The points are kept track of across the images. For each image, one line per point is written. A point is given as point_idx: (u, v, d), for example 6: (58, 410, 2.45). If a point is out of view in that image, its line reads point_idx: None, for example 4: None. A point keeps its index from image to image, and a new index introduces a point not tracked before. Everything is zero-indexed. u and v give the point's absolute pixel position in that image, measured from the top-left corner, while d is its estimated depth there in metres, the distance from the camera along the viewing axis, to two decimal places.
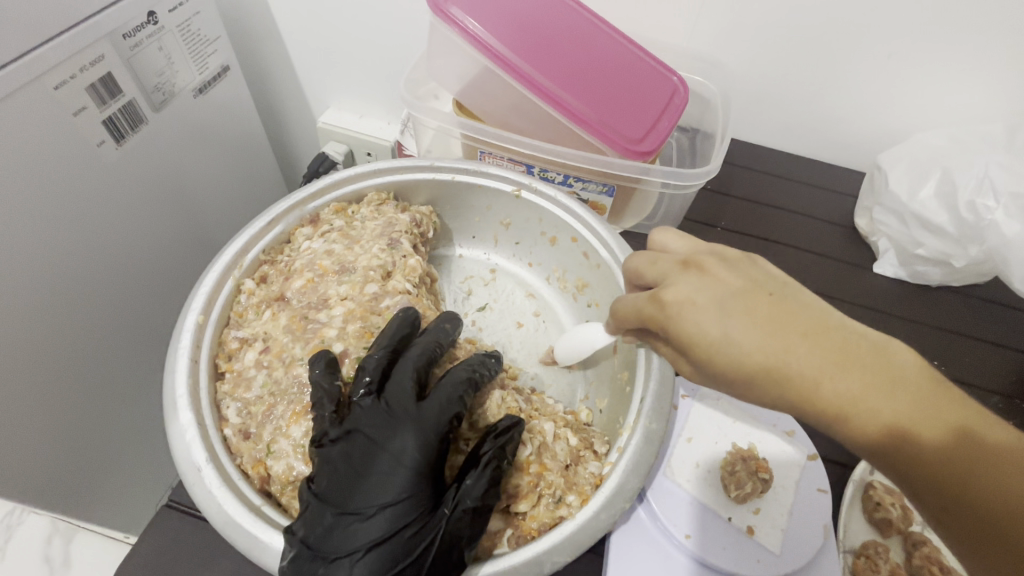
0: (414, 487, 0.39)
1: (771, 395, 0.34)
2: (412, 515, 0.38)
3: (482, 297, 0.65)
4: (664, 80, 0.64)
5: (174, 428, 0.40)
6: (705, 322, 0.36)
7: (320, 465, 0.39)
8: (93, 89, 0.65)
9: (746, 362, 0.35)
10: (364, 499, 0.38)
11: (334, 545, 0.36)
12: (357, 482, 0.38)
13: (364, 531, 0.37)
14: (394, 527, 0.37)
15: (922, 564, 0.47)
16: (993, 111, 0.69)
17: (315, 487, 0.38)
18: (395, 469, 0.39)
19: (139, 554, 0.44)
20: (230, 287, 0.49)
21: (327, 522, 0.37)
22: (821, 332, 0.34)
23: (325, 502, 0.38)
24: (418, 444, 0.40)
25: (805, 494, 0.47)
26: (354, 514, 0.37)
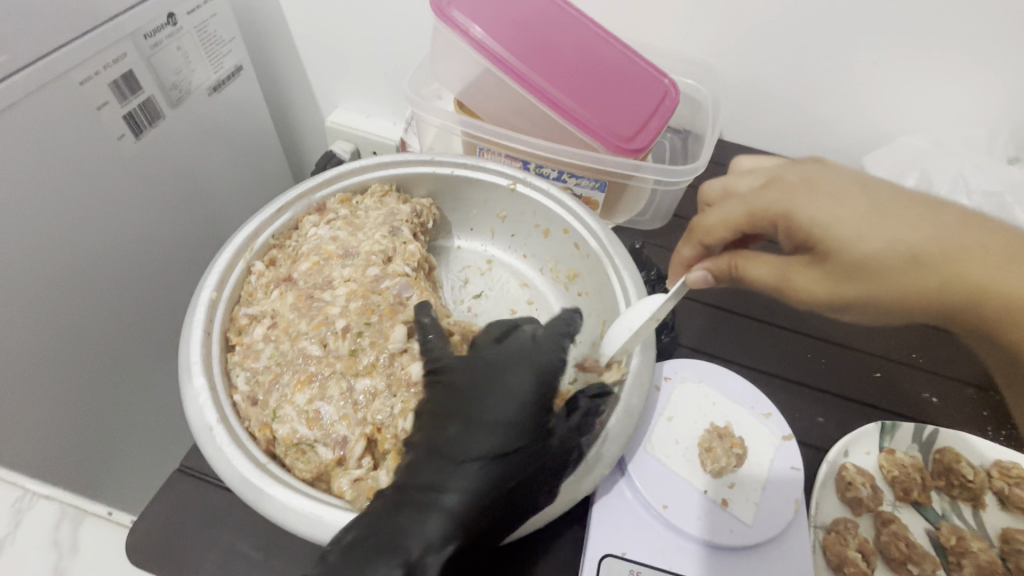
0: (526, 411, 0.43)
1: (919, 279, 0.38)
2: (525, 436, 0.43)
3: (478, 285, 0.68)
4: (656, 82, 0.67)
5: (188, 392, 0.43)
6: (849, 213, 0.40)
7: (444, 385, 0.45)
8: (115, 85, 0.69)
9: (896, 246, 0.38)
10: (485, 415, 0.43)
11: (462, 451, 0.41)
12: (480, 399, 0.43)
13: (484, 442, 0.42)
14: (508, 443, 0.42)
15: (889, 541, 0.50)
16: (970, 115, 0.72)
17: (437, 405, 0.44)
18: (514, 394, 0.44)
19: (152, 512, 0.47)
20: (241, 268, 0.52)
21: (452, 433, 0.42)
22: (951, 219, 0.38)
23: (447, 415, 0.43)
24: (537, 377, 0.45)
25: (778, 471, 0.50)
26: (479, 425, 0.42)
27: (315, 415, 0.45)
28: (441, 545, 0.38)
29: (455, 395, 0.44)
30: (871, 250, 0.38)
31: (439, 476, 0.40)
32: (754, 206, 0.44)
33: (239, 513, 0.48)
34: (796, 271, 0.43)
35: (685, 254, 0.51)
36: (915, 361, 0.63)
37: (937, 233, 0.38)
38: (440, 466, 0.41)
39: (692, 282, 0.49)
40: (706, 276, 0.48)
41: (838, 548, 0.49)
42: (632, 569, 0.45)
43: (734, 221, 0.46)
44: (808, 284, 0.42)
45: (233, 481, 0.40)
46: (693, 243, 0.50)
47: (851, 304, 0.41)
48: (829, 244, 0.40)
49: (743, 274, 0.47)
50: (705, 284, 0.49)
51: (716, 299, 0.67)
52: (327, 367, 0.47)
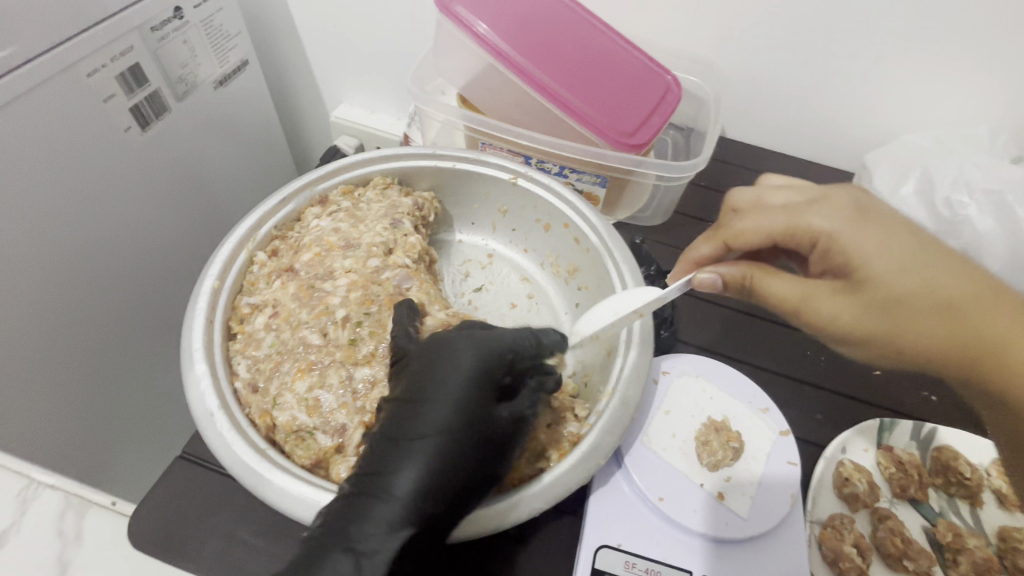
0: (468, 389, 0.42)
1: (931, 325, 0.40)
2: (467, 413, 0.42)
3: (479, 279, 0.68)
4: (658, 78, 0.68)
5: (190, 378, 0.44)
6: (884, 253, 0.41)
7: (400, 372, 0.46)
8: (122, 77, 0.70)
9: (918, 291, 0.40)
10: (428, 396, 0.42)
11: (406, 433, 0.41)
12: (425, 380, 0.43)
13: (428, 420, 0.41)
14: (449, 422, 0.41)
15: (885, 536, 0.50)
16: (974, 114, 0.72)
17: (395, 391, 0.45)
18: (455, 371, 0.43)
19: (155, 497, 0.47)
20: (244, 258, 0.53)
21: (401, 418, 0.42)
22: (977, 281, 0.41)
23: (397, 400, 0.43)
24: (479, 352, 0.44)
25: (775, 466, 0.50)
26: (422, 405, 0.42)
27: (314, 403, 0.45)
28: (388, 532, 0.38)
29: (407, 380, 0.44)
30: (901, 288, 0.41)
31: (388, 462, 0.40)
32: (798, 222, 0.46)
33: (239, 501, 0.48)
34: (819, 294, 0.44)
35: (702, 252, 0.52)
36: None
37: (960, 289, 0.40)
38: (387, 451, 0.41)
39: (698, 283, 0.49)
40: (717, 280, 0.48)
41: (834, 543, 0.49)
42: (627, 560, 0.46)
43: (773, 232, 0.47)
44: (829, 309, 0.43)
45: (233, 466, 0.41)
46: (721, 244, 0.51)
47: (863, 336, 0.42)
48: (864, 271, 0.42)
49: (755, 286, 0.47)
50: (713, 287, 0.49)
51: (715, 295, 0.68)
52: (327, 356, 0.47)
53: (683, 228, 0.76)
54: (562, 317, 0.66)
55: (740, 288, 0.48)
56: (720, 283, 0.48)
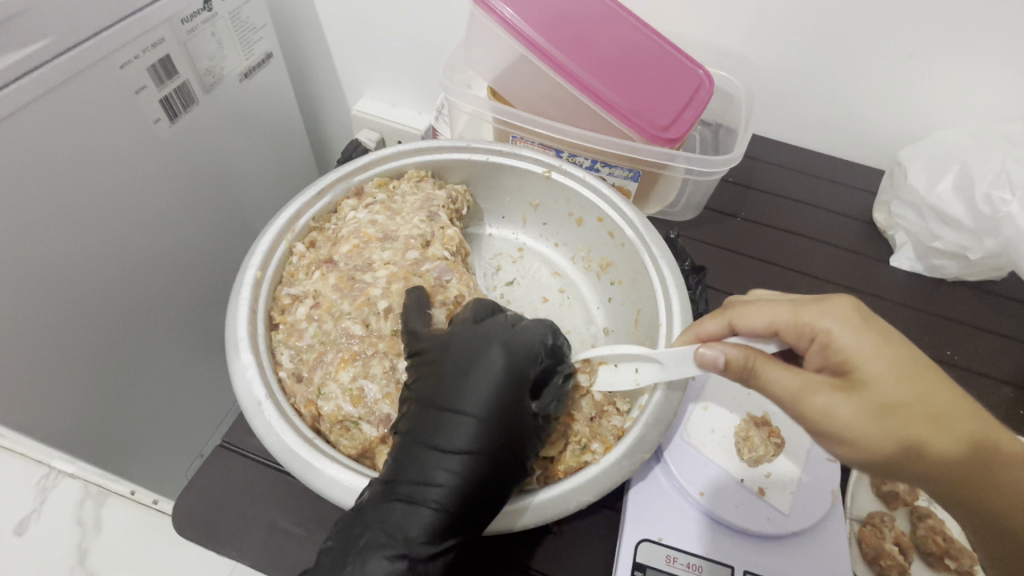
0: (502, 397, 0.41)
1: (911, 443, 0.38)
2: (504, 424, 0.41)
3: (510, 273, 0.68)
4: (690, 73, 0.67)
5: (236, 366, 0.44)
6: (875, 369, 0.39)
7: (425, 369, 0.44)
8: (153, 69, 0.71)
9: (904, 408, 0.38)
10: (460, 407, 0.41)
11: (441, 444, 0.41)
12: (454, 390, 0.42)
13: (462, 433, 0.41)
14: (487, 434, 0.41)
15: (926, 534, 0.49)
16: (1012, 110, 0.71)
17: (420, 390, 0.43)
18: (487, 381, 0.42)
19: (196, 484, 0.48)
20: (284, 248, 0.53)
21: (433, 424, 0.41)
22: (954, 404, 0.39)
23: (429, 403, 0.42)
24: (509, 362, 0.42)
25: (815, 462, 0.50)
26: (452, 417, 0.41)
27: (359, 393, 0.45)
28: (430, 538, 0.39)
29: (433, 384, 0.43)
30: (891, 401, 0.38)
31: (423, 471, 0.40)
32: (804, 316, 0.42)
33: (278, 490, 0.48)
34: (817, 391, 0.39)
35: (707, 328, 0.47)
36: (950, 359, 0.64)
37: (939, 412, 0.39)
38: (422, 458, 0.40)
39: (699, 356, 0.43)
40: (720, 357, 0.42)
41: (875, 541, 0.49)
42: (669, 555, 0.46)
43: (775, 321, 0.43)
44: (824, 406, 0.39)
45: (282, 455, 0.41)
46: (724, 323, 0.45)
47: (856, 439, 0.39)
48: (860, 371, 0.39)
49: (757, 376, 0.41)
50: (713, 365, 0.43)
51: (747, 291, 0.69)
52: (370, 346, 0.48)
53: (713, 224, 0.76)
54: (594, 312, 0.66)
55: (742, 374, 0.42)
56: (722, 362, 0.42)
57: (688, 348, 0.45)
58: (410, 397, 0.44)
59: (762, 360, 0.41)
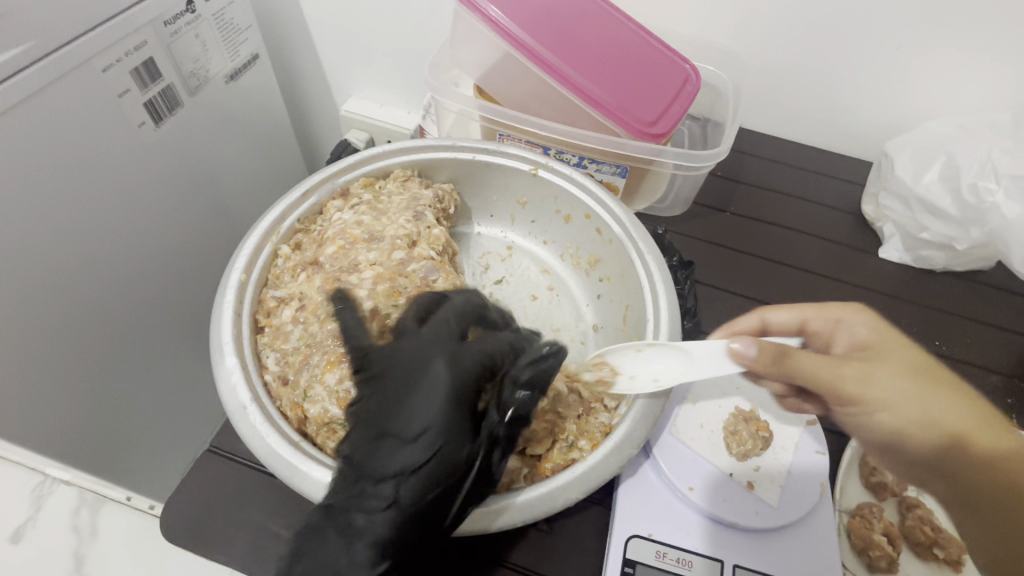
0: (446, 416, 0.40)
1: (941, 410, 0.40)
2: (448, 446, 0.40)
3: (499, 271, 0.68)
4: (677, 68, 0.67)
5: (221, 371, 0.44)
6: (894, 344, 0.44)
7: (371, 387, 0.43)
8: (136, 72, 0.70)
9: (927, 377, 0.41)
10: (404, 428, 0.40)
11: (384, 468, 0.39)
12: (398, 410, 0.41)
13: (404, 454, 0.39)
14: (434, 456, 0.39)
15: (915, 525, 0.50)
16: (996, 100, 0.71)
17: (365, 410, 0.42)
18: (431, 399, 0.41)
19: (185, 490, 0.48)
20: (268, 251, 0.52)
21: (375, 448, 0.40)
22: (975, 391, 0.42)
23: (373, 423, 0.41)
24: (454, 377, 0.42)
25: (804, 455, 0.50)
26: (395, 437, 0.40)
27: (345, 395, 0.45)
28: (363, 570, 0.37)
29: (376, 404, 0.42)
30: (914, 368, 0.42)
31: (363, 498, 0.39)
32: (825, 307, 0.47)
33: (268, 494, 0.48)
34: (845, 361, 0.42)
35: (742, 324, 0.51)
36: (939, 349, 0.64)
37: (961, 390, 0.41)
38: (363, 485, 0.39)
39: (733, 351, 0.45)
40: (750, 348, 0.44)
41: (863, 532, 0.49)
42: (659, 550, 0.46)
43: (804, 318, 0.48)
44: (854, 372, 0.42)
45: (268, 459, 0.41)
46: (757, 318, 0.50)
47: (889, 402, 0.41)
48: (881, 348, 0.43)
49: (791, 362, 0.43)
50: (743, 358, 0.45)
51: (737, 284, 0.69)
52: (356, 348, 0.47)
53: (701, 219, 0.76)
54: (583, 308, 0.65)
55: (771, 359, 0.43)
56: (752, 353, 0.44)
57: (721, 344, 0.48)
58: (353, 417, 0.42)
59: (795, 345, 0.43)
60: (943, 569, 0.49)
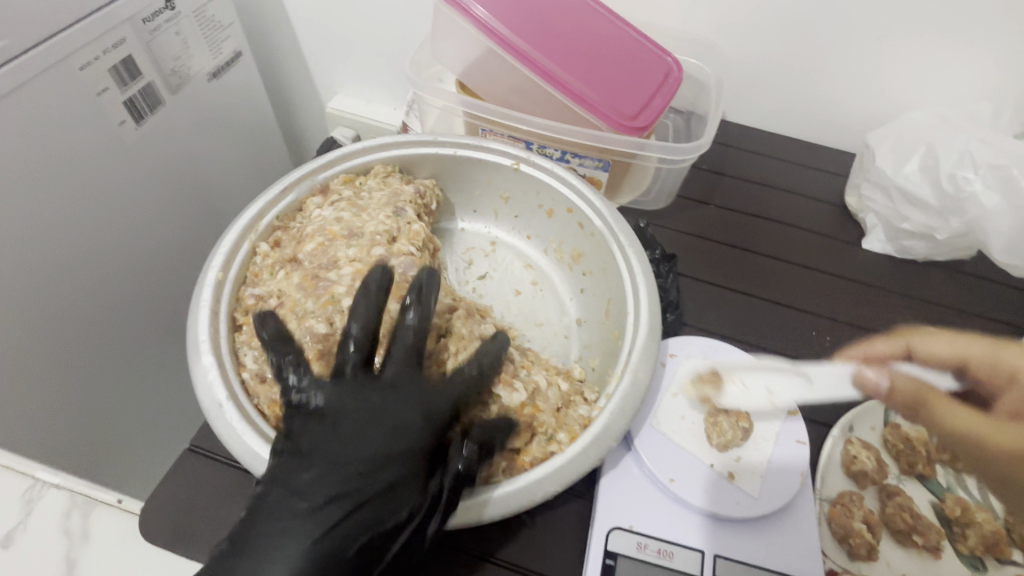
0: (386, 455, 0.41)
1: None
2: (382, 486, 0.41)
3: (482, 267, 0.67)
4: (659, 60, 0.67)
5: (197, 369, 0.43)
6: None
7: (309, 417, 0.42)
8: (115, 70, 0.69)
9: None
10: (341, 464, 0.41)
11: (310, 502, 0.39)
12: (337, 446, 0.41)
13: (337, 489, 0.40)
14: (366, 494, 0.40)
15: (894, 512, 0.50)
16: (976, 90, 0.72)
17: (298, 441, 0.42)
18: (376, 438, 0.42)
19: (165, 490, 0.47)
20: (247, 249, 0.52)
21: (303, 480, 0.40)
22: None
23: (305, 454, 0.41)
24: (404, 415, 0.43)
25: (784, 445, 0.50)
26: (330, 471, 0.40)
27: None
28: None
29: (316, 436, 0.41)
30: None
31: (289, 534, 0.38)
32: (1000, 355, 0.44)
33: (249, 492, 0.48)
34: (1003, 433, 0.39)
35: (877, 348, 0.51)
36: None
37: None
38: (285, 517, 0.39)
39: (865, 378, 0.48)
40: (884, 382, 0.47)
41: (843, 520, 0.49)
42: (639, 541, 0.46)
43: (965, 355, 0.46)
44: (1008, 449, 0.38)
45: (246, 457, 0.41)
46: (903, 345, 0.49)
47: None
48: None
49: (930, 409, 0.44)
50: (875, 390, 0.47)
51: (721, 277, 0.69)
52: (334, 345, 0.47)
53: (686, 212, 0.76)
54: (567, 302, 0.65)
55: (909, 398, 0.45)
56: (884, 387, 0.47)
57: (862, 370, 0.50)
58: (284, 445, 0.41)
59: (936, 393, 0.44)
60: (923, 557, 0.49)
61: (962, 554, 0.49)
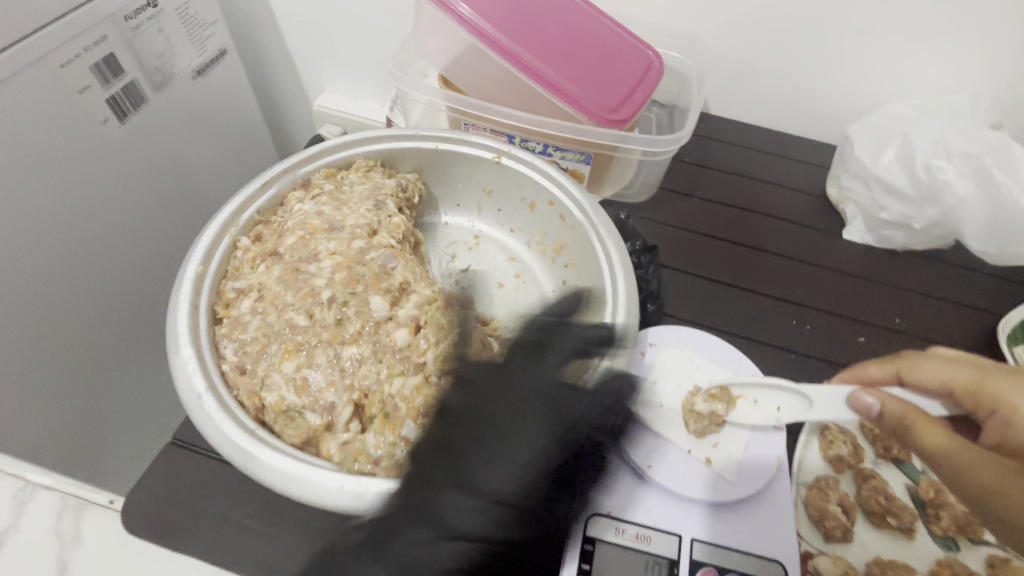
0: (520, 476, 0.44)
1: None
2: (522, 506, 0.43)
3: (465, 260, 0.68)
4: (640, 54, 0.68)
5: (177, 361, 0.44)
6: None
7: (436, 427, 0.44)
8: (97, 68, 0.69)
9: None
10: (486, 487, 0.43)
11: (456, 517, 0.42)
12: (472, 463, 0.43)
13: (469, 506, 0.42)
14: (500, 519, 0.43)
15: (870, 495, 0.51)
16: (953, 81, 0.73)
17: (425, 453, 0.43)
18: (510, 458, 0.44)
19: (149, 484, 0.47)
20: (227, 243, 0.52)
21: (450, 496, 0.42)
22: None
23: (439, 471, 0.43)
24: (546, 432, 0.45)
25: (761, 431, 0.52)
26: (463, 490, 0.43)
27: (303, 382, 0.45)
28: None
29: (469, 442, 0.44)
30: None
31: (432, 548, 0.41)
32: (984, 384, 0.45)
33: (232, 485, 0.48)
34: (981, 466, 0.41)
35: (872, 373, 0.51)
36: (897, 326, 0.66)
37: None
38: (425, 534, 0.41)
39: (856, 401, 0.49)
40: (874, 407, 0.47)
41: (820, 504, 0.50)
42: (618, 527, 0.46)
43: (952, 382, 0.46)
44: (984, 482, 0.41)
45: (224, 447, 0.41)
46: (893, 371, 0.50)
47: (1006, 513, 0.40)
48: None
49: (915, 436, 0.45)
50: (866, 413, 0.48)
51: (702, 267, 0.70)
52: (313, 336, 0.47)
53: (668, 204, 0.76)
54: (550, 294, 0.66)
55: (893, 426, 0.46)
56: (875, 411, 0.47)
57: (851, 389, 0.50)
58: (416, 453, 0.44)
59: (921, 421, 0.45)
60: (897, 537, 0.50)
61: (935, 535, 0.50)
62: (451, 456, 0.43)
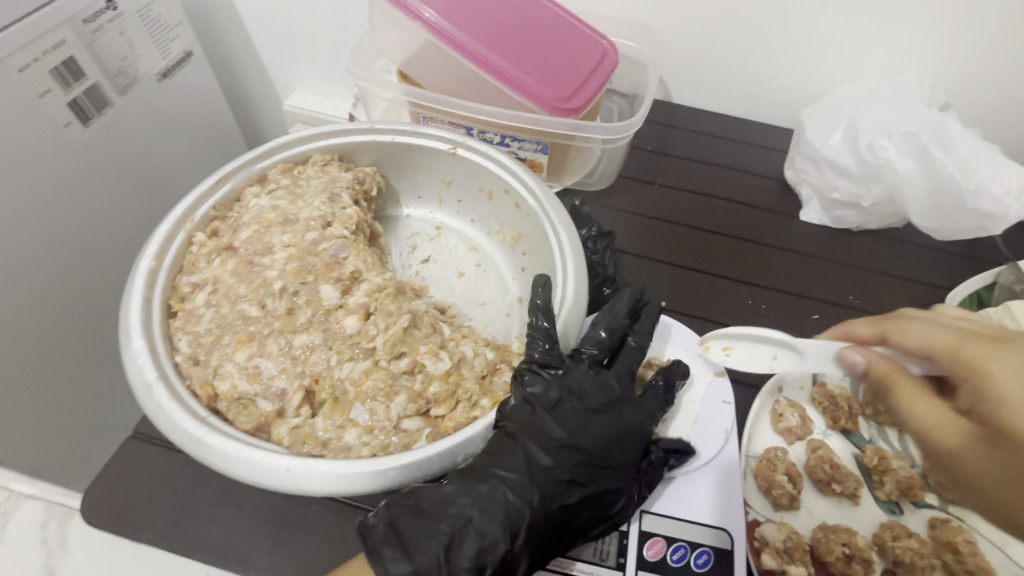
0: (608, 445, 0.48)
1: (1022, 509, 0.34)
2: (606, 472, 0.47)
3: (426, 251, 0.69)
4: (594, 44, 0.69)
5: (128, 353, 0.45)
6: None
7: (547, 382, 0.48)
8: (57, 72, 0.69)
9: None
10: (580, 442, 0.47)
11: (555, 464, 0.46)
12: (573, 420, 0.48)
13: (559, 452, 0.46)
14: (579, 470, 0.46)
15: (816, 464, 0.52)
16: (899, 64, 0.75)
17: (537, 399, 0.48)
18: (602, 425, 0.49)
19: (109, 476, 0.48)
20: (182, 238, 0.53)
21: (545, 441, 0.46)
22: None
23: (543, 410, 0.47)
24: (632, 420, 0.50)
25: (709, 405, 0.55)
26: (562, 437, 0.47)
27: (254, 370, 0.47)
28: (503, 532, 0.42)
29: (569, 405, 0.48)
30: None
31: (513, 481, 0.44)
32: (966, 348, 0.39)
33: (191, 474, 0.49)
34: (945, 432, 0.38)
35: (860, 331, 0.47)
36: (853, 304, 0.67)
37: None
38: (513, 462, 0.45)
39: (843, 357, 0.44)
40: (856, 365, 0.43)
41: (767, 474, 0.51)
42: None
43: (933, 345, 0.41)
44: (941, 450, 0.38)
45: (175, 434, 0.42)
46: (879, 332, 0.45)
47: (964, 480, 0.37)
48: None
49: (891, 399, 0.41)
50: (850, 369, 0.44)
51: (656, 251, 0.71)
52: (265, 327, 0.49)
53: (628, 191, 0.78)
54: (510, 282, 0.67)
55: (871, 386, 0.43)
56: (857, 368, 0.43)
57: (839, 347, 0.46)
58: (523, 408, 0.47)
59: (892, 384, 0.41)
60: (843, 502, 0.52)
61: (879, 499, 0.52)
62: (394, 434, 0.45)
